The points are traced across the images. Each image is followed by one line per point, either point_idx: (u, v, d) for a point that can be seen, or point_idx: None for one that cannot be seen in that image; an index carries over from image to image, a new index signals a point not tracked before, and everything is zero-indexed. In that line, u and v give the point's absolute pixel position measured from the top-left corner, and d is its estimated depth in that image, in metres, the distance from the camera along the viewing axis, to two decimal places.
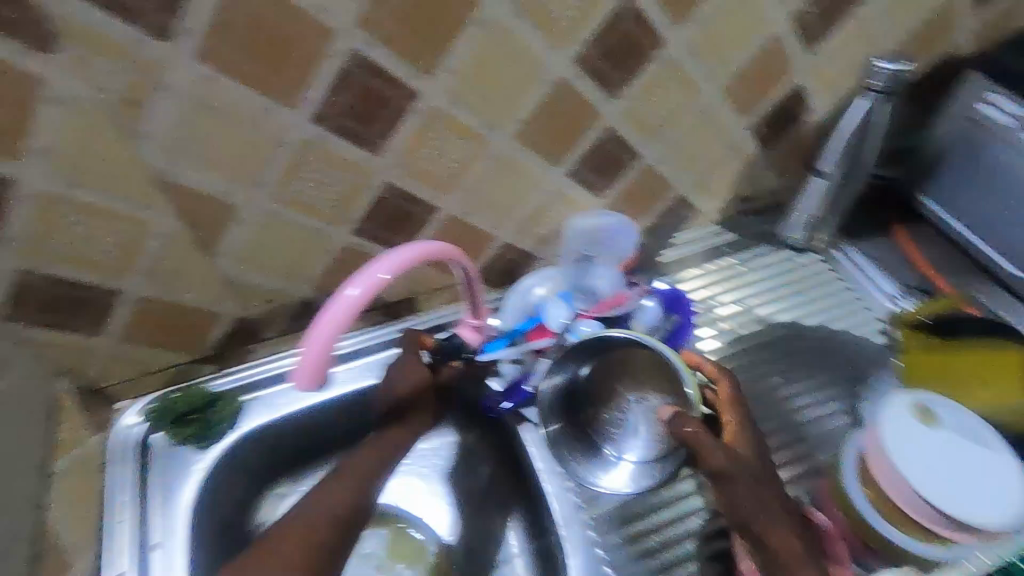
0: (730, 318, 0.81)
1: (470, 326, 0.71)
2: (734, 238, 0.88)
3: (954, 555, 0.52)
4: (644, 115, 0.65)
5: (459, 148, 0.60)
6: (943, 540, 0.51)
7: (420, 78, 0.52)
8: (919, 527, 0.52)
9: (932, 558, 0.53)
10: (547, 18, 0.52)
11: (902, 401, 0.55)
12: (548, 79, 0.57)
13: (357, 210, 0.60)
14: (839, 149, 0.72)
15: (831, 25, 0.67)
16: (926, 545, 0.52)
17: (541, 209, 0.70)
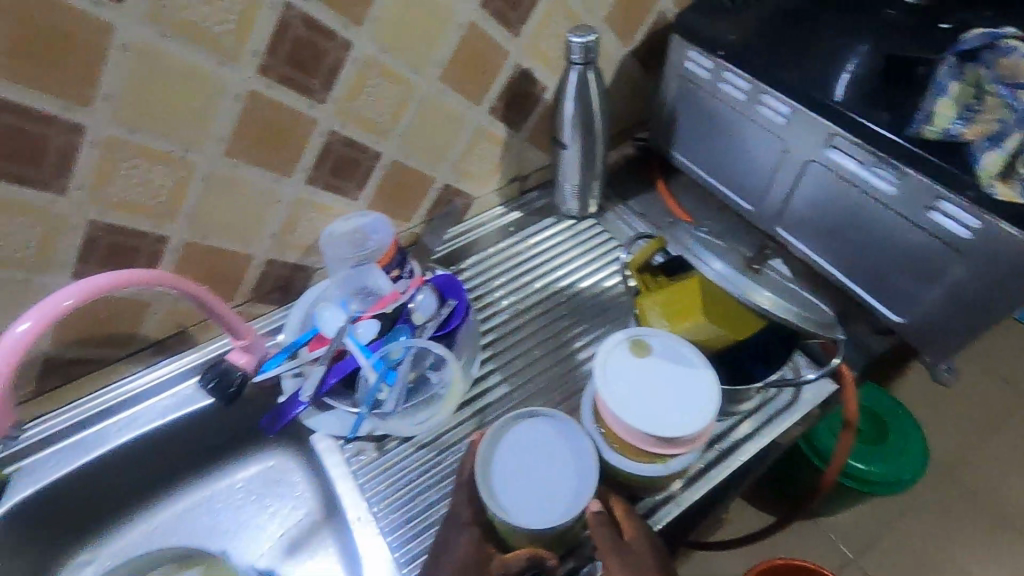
0: (515, 292, 0.85)
1: (238, 347, 0.70)
2: (517, 215, 0.93)
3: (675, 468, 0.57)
4: (362, 114, 0.67)
5: (164, 174, 0.59)
6: (659, 457, 0.56)
7: (77, 110, 0.51)
8: (642, 452, 0.56)
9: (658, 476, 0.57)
10: (203, 34, 0.53)
11: (619, 340, 0.60)
12: (233, 93, 0.57)
13: (66, 254, 0.58)
14: (569, 120, 0.78)
15: (528, 8, 0.71)
16: (650, 465, 0.57)
17: (291, 219, 0.71)
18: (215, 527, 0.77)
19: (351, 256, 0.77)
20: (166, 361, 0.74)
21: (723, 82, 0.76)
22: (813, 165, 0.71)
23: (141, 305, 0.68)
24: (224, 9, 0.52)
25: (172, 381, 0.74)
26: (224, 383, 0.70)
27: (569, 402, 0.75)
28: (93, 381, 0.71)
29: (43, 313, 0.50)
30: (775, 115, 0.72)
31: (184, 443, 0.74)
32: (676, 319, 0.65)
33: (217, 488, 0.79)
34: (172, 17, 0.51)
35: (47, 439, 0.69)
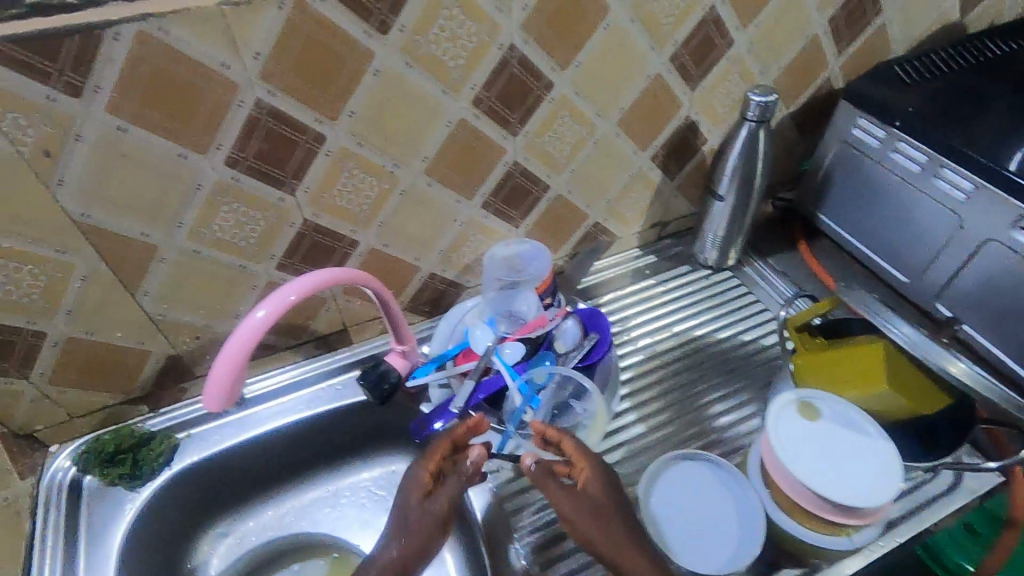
0: (651, 334, 0.86)
1: (397, 352, 0.75)
2: (653, 259, 0.94)
3: (854, 540, 0.57)
4: (545, 149, 0.72)
5: (373, 186, 0.65)
6: (843, 530, 0.57)
7: (326, 123, 0.57)
8: (820, 522, 0.56)
9: (840, 548, 0.57)
10: (440, 66, 0.58)
11: (788, 401, 0.61)
12: (447, 119, 0.63)
13: (277, 247, 0.65)
14: (730, 173, 0.80)
15: (710, 65, 0.74)
16: (836, 538, 0.57)
17: (460, 238, 0.76)
18: (339, 522, 0.80)
19: (504, 279, 0.81)
20: (323, 356, 0.80)
21: (895, 153, 0.76)
22: (991, 245, 0.69)
23: (317, 301, 0.74)
24: (463, 46, 0.58)
25: (326, 375, 0.79)
26: (375, 381, 0.72)
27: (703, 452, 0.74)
28: (257, 366, 0.77)
29: (279, 304, 0.53)
30: (954, 191, 0.71)
31: (326, 436, 0.79)
32: (839, 387, 0.64)
33: (343, 484, 0.83)
34: (421, 50, 0.56)
35: (214, 413, 0.75)
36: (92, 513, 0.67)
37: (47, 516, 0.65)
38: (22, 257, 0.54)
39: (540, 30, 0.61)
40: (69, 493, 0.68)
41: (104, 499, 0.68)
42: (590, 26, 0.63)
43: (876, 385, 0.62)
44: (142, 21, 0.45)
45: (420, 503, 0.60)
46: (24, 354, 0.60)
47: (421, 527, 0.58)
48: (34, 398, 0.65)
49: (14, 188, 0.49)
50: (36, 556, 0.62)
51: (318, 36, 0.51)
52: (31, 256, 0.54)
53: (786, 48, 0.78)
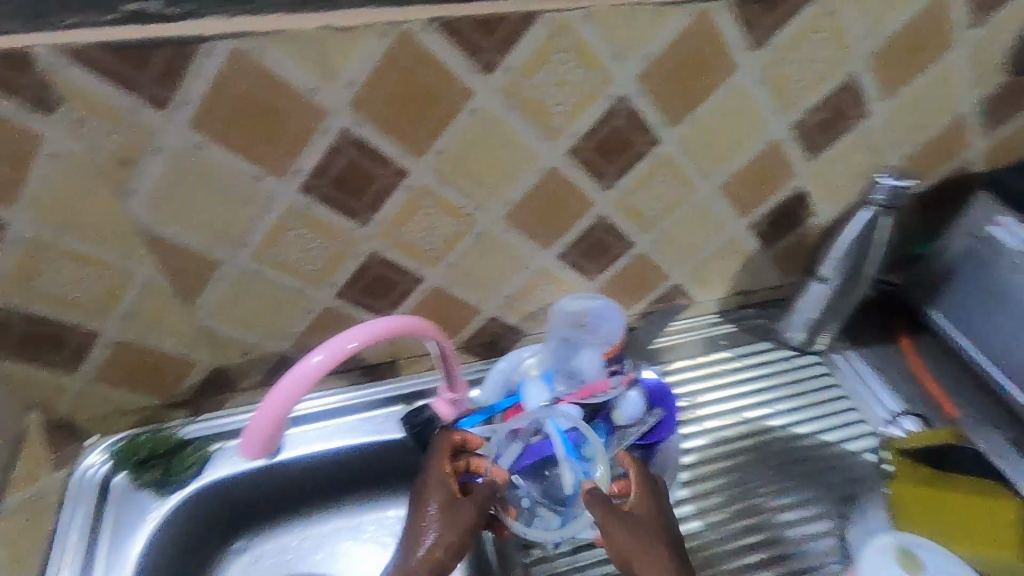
0: (721, 415, 0.78)
1: (446, 399, 0.70)
2: (731, 329, 0.86)
3: None
4: (636, 206, 0.65)
5: (448, 226, 0.60)
6: None
7: (410, 158, 0.53)
8: None
9: None
10: (541, 111, 0.53)
11: (886, 544, 0.52)
12: (538, 167, 0.57)
13: (339, 276, 0.61)
14: (840, 254, 0.71)
15: (835, 136, 0.66)
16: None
17: (529, 286, 0.70)
18: (355, 557, 0.75)
19: (565, 333, 0.74)
20: (368, 384, 0.76)
21: None
22: None
23: None
24: (569, 93, 0.52)
25: (368, 405, 0.75)
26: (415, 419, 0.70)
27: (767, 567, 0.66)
28: None
29: (334, 350, 0.49)
30: None
31: (359, 470, 0.75)
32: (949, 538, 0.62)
33: (366, 517, 0.77)
34: (524, 93, 0.51)
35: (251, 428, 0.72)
36: (116, 515, 0.65)
37: (72, 512, 0.64)
38: (83, 259, 0.52)
39: (657, 83, 0.54)
40: (99, 490, 0.66)
41: (131, 501, 0.67)
42: (712, 83, 0.56)
43: (977, 542, 0.62)
44: (238, 39, 0.42)
45: (448, 510, 0.61)
46: (74, 350, 0.59)
47: (459, 531, 0.60)
48: (79, 391, 0.63)
49: (84, 192, 0.47)
50: (57, 555, 0.61)
51: (417, 69, 0.47)
52: (92, 259, 0.52)
53: (926, 125, 0.69)
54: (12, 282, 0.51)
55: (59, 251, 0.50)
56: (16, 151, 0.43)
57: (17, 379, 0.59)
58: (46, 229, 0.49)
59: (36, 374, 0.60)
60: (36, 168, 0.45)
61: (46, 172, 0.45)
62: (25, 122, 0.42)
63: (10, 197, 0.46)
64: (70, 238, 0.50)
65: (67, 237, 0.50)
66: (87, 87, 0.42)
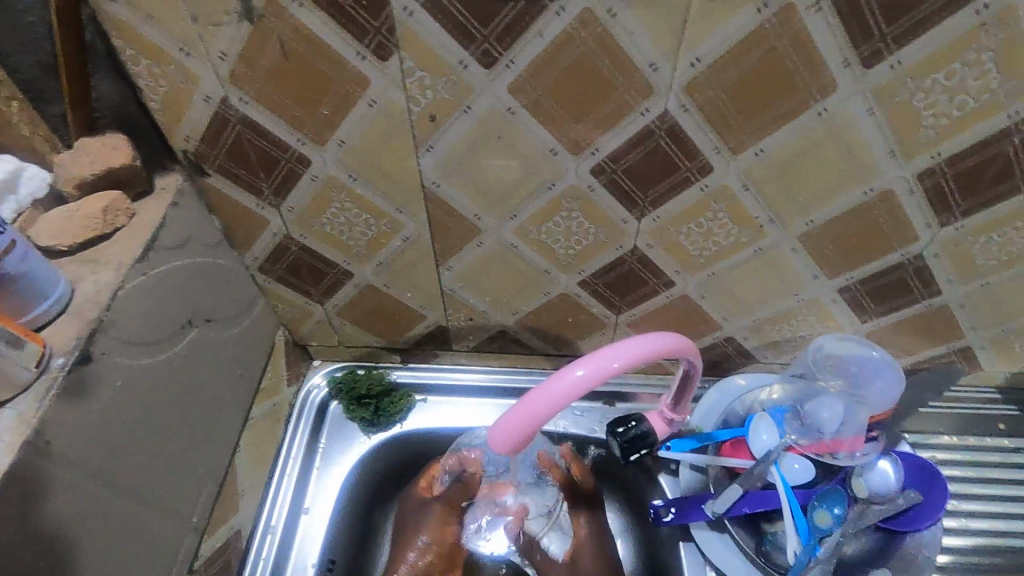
0: (985, 516, 0.64)
1: (662, 416, 0.61)
2: (1014, 413, 0.69)
3: None
4: (972, 252, 0.51)
5: (727, 235, 0.52)
6: None
7: (722, 155, 0.45)
8: None
9: None
10: (910, 122, 0.42)
11: None
12: (869, 186, 0.46)
13: (590, 264, 0.56)
14: None
15: None
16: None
17: (787, 314, 0.60)
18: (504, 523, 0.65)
19: (813, 371, 0.62)
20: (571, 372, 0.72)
21: None
22: None
23: (598, 323, 0.65)
24: (960, 105, 0.40)
25: None
26: (621, 432, 0.61)
27: None
28: (505, 359, 0.72)
29: (598, 370, 0.42)
30: None
31: None
32: None
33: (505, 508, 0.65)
34: (900, 97, 0.40)
35: (453, 389, 0.72)
36: (329, 439, 0.69)
37: (294, 427, 0.68)
38: (365, 204, 0.52)
39: None
40: (317, 412, 0.70)
41: (340, 429, 0.70)
42: None
43: None
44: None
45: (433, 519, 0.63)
46: (329, 284, 0.62)
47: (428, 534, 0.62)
48: (319, 319, 0.67)
49: (387, 141, 0.46)
50: (281, 465, 0.66)
51: (778, 54, 0.38)
52: (373, 206, 0.52)
53: None
54: (301, 216, 0.53)
55: (348, 194, 0.51)
56: (344, 92, 0.43)
57: (277, 299, 0.64)
58: (342, 172, 0.49)
59: (292, 297, 0.64)
60: (355, 113, 0.44)
61: (361, 119, 0.44)
62: (359, 66, 0.41)
63: (325, 139, 0.46)
64: (360, 183, 0.50)
65: (357, 182, 0.50)
66: (427, 37, 0.39)
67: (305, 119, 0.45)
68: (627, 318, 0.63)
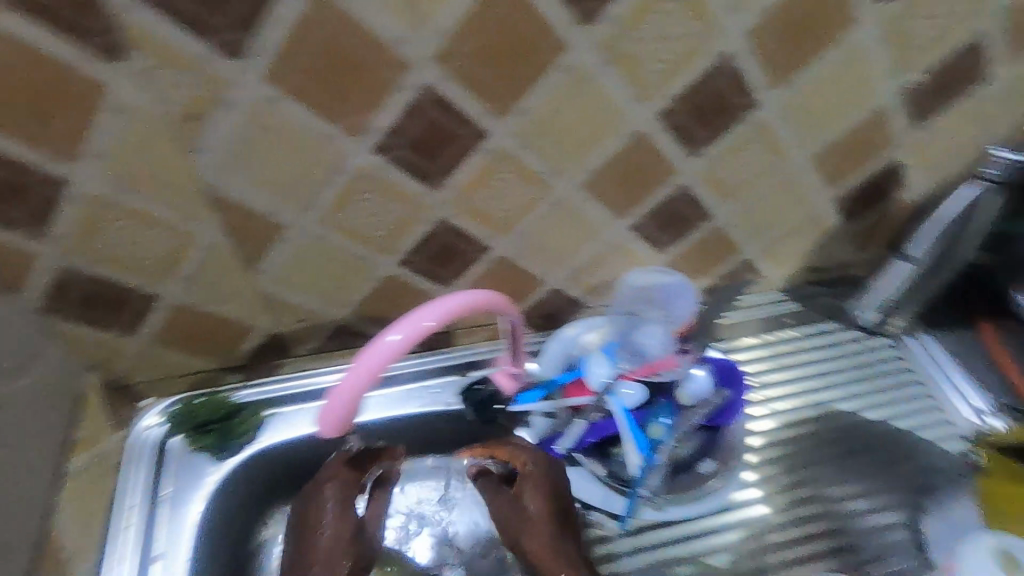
0: (787, 396, 0.75)
1: (505, 372, 0.68)
2: (796, 308, 0.82)
3: None
4: (723, 175, 0.60)
5: (521, 193, 0.56)
6: None
7: (491, 119, 0.49)
8: None
9: None
10: (638, 70, 0.48)
11: (985, 543, 0.51)
12: (625, 130, 0.53)
13: (405, 242, 0.58)
14: (934, 235, 0.67)
15: (940, 104, 0.60)
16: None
17: (596, 258, 0.67)
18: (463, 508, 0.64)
19: (633, 306, 0.71)
20: (423, 355, 0.73)
21: None
22: None
23: None
24: (670, 49, 0.47)
25: (424, 375, 0.72)
26: (475, 396, 0.69)
27: (830, 539, 0.65)
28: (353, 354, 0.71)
29: (413, 330, 0.46)
30: None
31: (416, 444, 0.71)
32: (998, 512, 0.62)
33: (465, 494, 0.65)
34: (623, 48, 0.46)
35: (304, 396, 0.70)
36: (174, 478, 0.64)
37: (131, 474, 0.63)
38: (144, 219, 0.49)
39: (766, 39, 0.49)
40: (156, 453, 0.65)
41: (186, 464, 0.65)
42: (823, 42, 0.51)
43: None
44: None
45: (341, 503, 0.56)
46: (132, 316, 0.56)
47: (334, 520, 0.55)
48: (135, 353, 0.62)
49: (149, 147, 0.44)
50: (120, 515, 0.60)
51: (507, 18, 0.42)
52: (154, 220, 0.49)
53: None
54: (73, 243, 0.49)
55: (121, 210, 0.47)
56: (80, 99, 0.40)
57: (71, 343, 0.57)
58: (106, 187, 0.46)
59: (91, 338, 0.57)
60: (100, 120, 0.41)
61: (110, 126, 0.42)
62: (89, 72, 0.39)
63: (73, 153, 0.43)
64: (131, 197, 0.47)
65: (127, 195, 0.47)
66: (160, 34, 0.39)
67: (42, 133, 0.41)
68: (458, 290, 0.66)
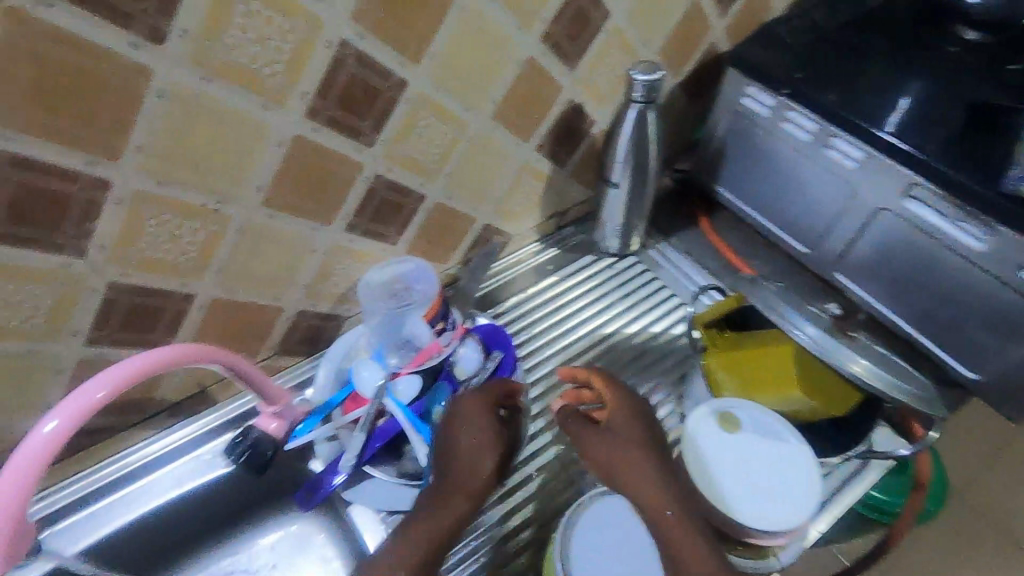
0: (561, 336, 0.79)
1: (268, 414, 0.64)
2: (554, 253, 0.87)
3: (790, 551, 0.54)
4: (412, 155, 0.61)
5: (194, 231, 0.52)
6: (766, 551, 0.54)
7: (104, 166, 0.44)
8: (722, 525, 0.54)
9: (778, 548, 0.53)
10: (251, 76, 0.46)
11: (708, 412, 0.57)
12: (276, 139, 0.51)
13: (77, 320, 0.51)
14: (624, 159, 0.73)
15: (583, 43, 0.66)
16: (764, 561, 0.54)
17: (326, 268, 0.64)
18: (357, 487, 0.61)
19: (386, 307, 0.69)
20: (181, 425, 0.66)
21: (787, 122, 0.72)
22: (884, 214, 0.68)
23: None
24: (276, 49, 0.46)
25: (189, 447, 0.65)
26: (238, 447, 0.63)
27: None
28: (93, 455, 0.62)
29: (74, 411, 0.40)
30: (846, 160, 0.68)
31: (202, 522, 0.65)
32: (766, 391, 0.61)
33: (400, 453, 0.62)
34: (217, 59, 0.44)
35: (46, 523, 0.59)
36: None
37: None
38: None
39: (376, 19, 0.49)
40: None
41: None
42: (441, 9, 0.53)
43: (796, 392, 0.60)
44: None
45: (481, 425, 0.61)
46: None
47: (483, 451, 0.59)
48: None
49: None
50: None
51: (52, 57, 0.38)
52: None
53: (663, 16, 0.71)
54: None
55: None
56: None
57: None
58: None
59: None
60: None
61: None
62: None
63: None
64: None
65: None
66: None
67: None
68: None
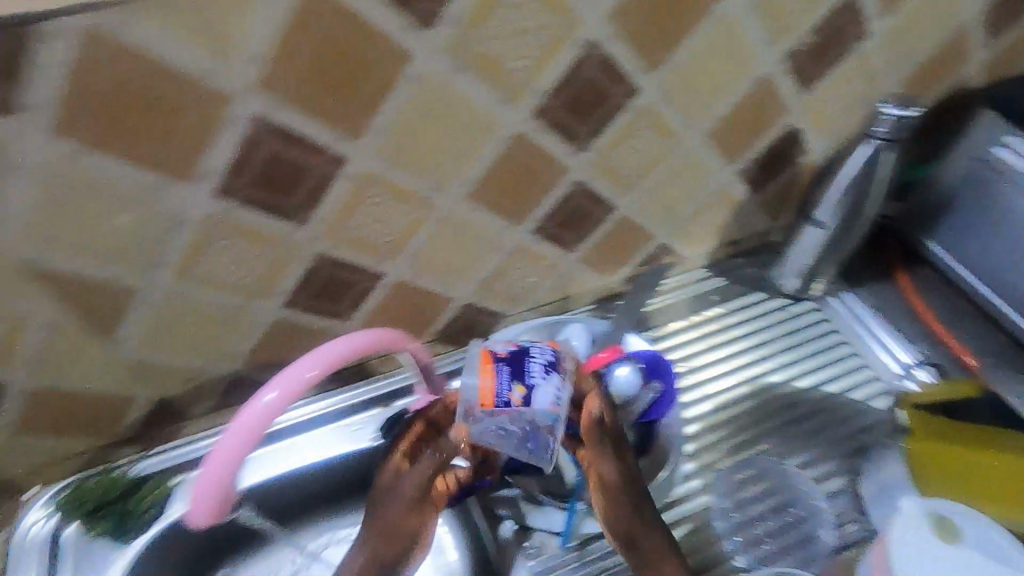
0: (723, 376, 0.73)
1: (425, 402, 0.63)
2: (722, 283, 0.80)
3: None
4: (617, 166, 0.57)
5: (401, 215, 0.52)
6: None
7: (346, 142, 0.44)
8: None
9: None
10: (498, 69, 0.45)
11: (920, 507, 0.49)
12: (500, 135, 0.49)
13: (283, 283, 0.52)
14: (838, 196, 0.65)
15: (823, 65, 0.59)
16: None
17: (504, 267, 0.62)
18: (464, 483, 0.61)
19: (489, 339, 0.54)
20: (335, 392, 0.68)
21: None
22: None
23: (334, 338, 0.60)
24: (529, 44, 0.44)
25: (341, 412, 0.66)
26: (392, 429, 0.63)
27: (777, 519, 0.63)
28: None
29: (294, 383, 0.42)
30: None
31: (341, 490, 0.65)
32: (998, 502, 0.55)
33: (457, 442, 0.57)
34: (473, 48, 0.43)
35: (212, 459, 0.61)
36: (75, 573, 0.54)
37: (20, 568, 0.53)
38: None
39: (629, 22, 0.46)
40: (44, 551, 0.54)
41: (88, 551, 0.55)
42: (695, 17, 0.49)
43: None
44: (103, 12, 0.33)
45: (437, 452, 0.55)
46: None
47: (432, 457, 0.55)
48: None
49: None
50: None
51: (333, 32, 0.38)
52: None
53: (914, 44, 0.63)
54: None
55: None
56: None
57: None
58: None
59: None
60: None
61: None
62: None
63: None
64: None
65: None
66: None
67: None
68: (359, 322, 0.60)
